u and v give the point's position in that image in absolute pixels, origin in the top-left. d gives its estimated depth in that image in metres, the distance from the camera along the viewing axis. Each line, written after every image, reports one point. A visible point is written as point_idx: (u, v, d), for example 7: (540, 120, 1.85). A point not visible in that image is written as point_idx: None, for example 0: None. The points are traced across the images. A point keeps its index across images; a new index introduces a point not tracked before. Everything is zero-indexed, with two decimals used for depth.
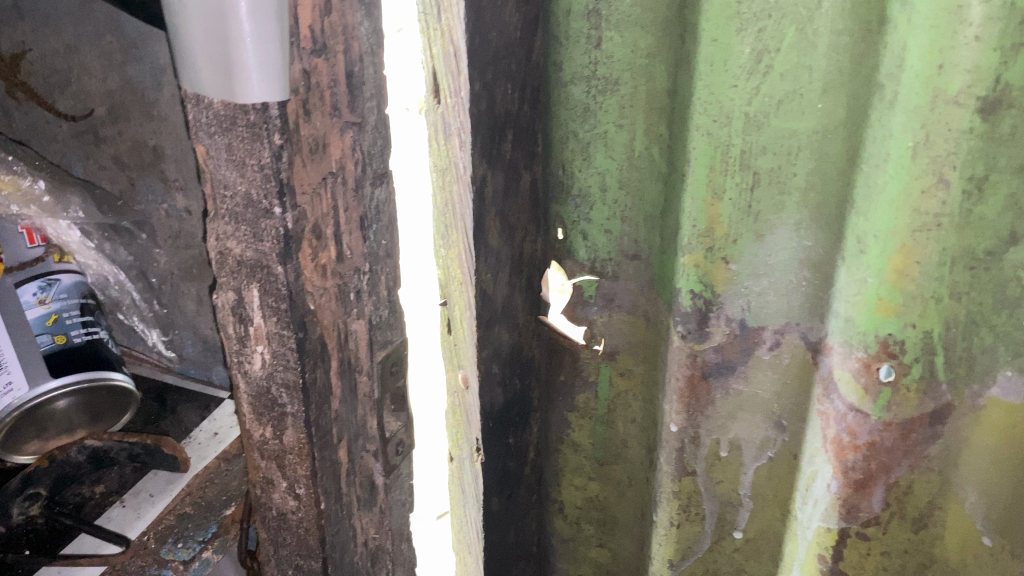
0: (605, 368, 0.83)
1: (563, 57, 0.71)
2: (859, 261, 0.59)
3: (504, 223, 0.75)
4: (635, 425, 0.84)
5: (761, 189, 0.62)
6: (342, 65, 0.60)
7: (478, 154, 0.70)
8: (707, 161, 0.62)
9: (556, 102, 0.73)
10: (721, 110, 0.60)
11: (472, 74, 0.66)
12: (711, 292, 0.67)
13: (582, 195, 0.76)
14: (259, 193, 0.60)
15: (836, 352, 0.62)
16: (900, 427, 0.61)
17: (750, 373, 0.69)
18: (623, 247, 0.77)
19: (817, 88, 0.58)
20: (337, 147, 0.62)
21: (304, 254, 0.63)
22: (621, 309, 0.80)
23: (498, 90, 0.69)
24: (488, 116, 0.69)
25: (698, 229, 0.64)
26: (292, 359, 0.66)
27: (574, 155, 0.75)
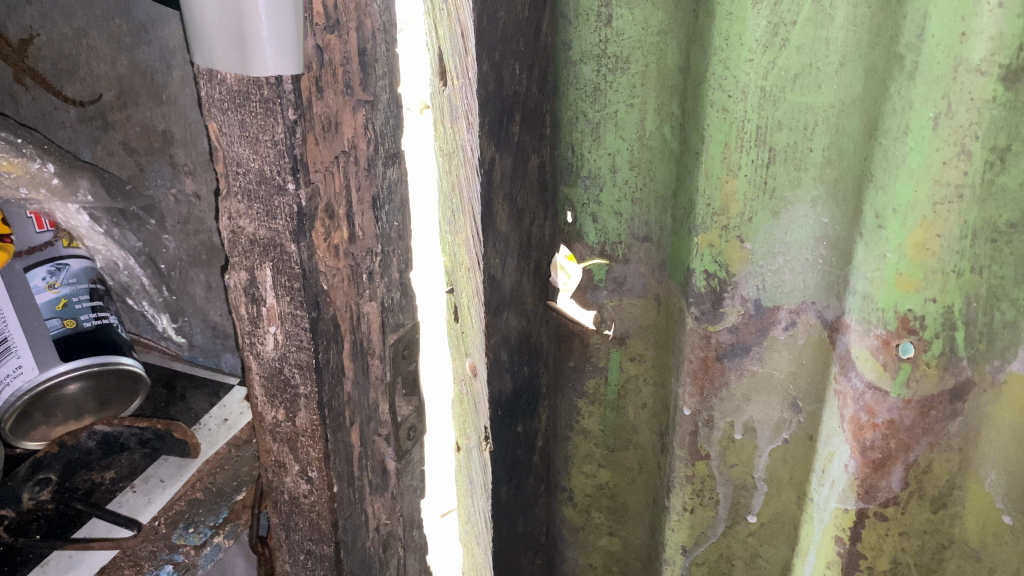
0: (615, 353, 0.82)
1: (573, 36, 0.71)
2: (879, 236, 0.58)
3: (512, 208, 0.75)
4: (646, 411, 0.83)
5: (778, 166, 0.62)
6: (355, 43, 0.59)
7: (486, 136, 0.69)
8: (722, 138, 0.62)
9: (565, 82, 0.73)
10: (737, 85, 0.60)
11: (479, 54, 0.66)
12: (726, 271, 0.66)
13: (592, 176, 0.76)
14: (272, 170, 0.59)
15: (855, 330, 0.62)
16: (919, 405, 0.60)
17: (765, 354, 0.69)
18: (633, 229, 0.76)
19: (833, 61, 0.58)
20: (349, 125, 0.61)
21: (318, 230, 0.62)
22: (632, 292, 0.79)
23: (506, 70, 0.68)
24: (496, 96, 0.68)
25: (712, 207, 0.65)
26: (305, 338, 0.65)
27: (584, 135, 0.74)
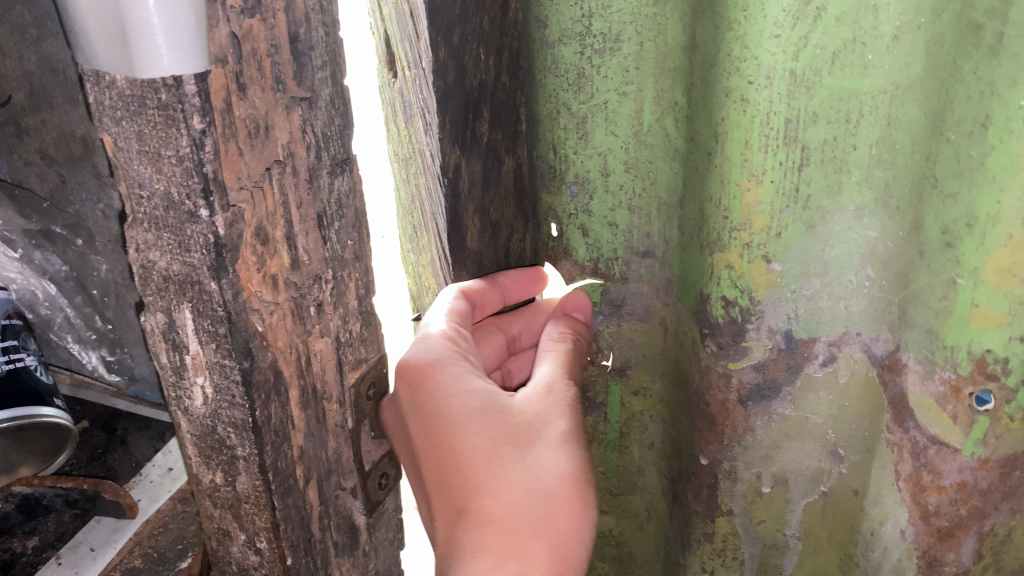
0: (615, 386, 0.70)
1: (549, 11, 0.57)
2: (946, 258, 0.46)
3: (486, 220, 0.62)
4: (653, 450, 0.72)
5: (813, 168, 0.49)
6: (284, 26, 0.44)
7: (449, 140, 0.55)
8: (741, 137, 0.49)
9: (540, 68, 0.60)
10: (761, 69, 0.47)
11: (434, 39, 0.52)
12: (750, 298, 0.54)
13: (580, 181, 0.63)
14: (179, 192, 0.43)
15: (913, 371, 0.50)
16: (999, 465, 0.48)
17: (798, 395, 0.57)
18: (633, 242, 0.64)
19: (885, 35, 0.45)
20: (283, 129, 0.46)
21: (245, 254, 0.46)
22: (633, 316, 0.67)
23: (469, 57, 0.55)
24: (459, 89, 0.55)
25: (732, 219, 0.52)
26: (238, 395, 0.50)
27: (568, 133, 0.61)
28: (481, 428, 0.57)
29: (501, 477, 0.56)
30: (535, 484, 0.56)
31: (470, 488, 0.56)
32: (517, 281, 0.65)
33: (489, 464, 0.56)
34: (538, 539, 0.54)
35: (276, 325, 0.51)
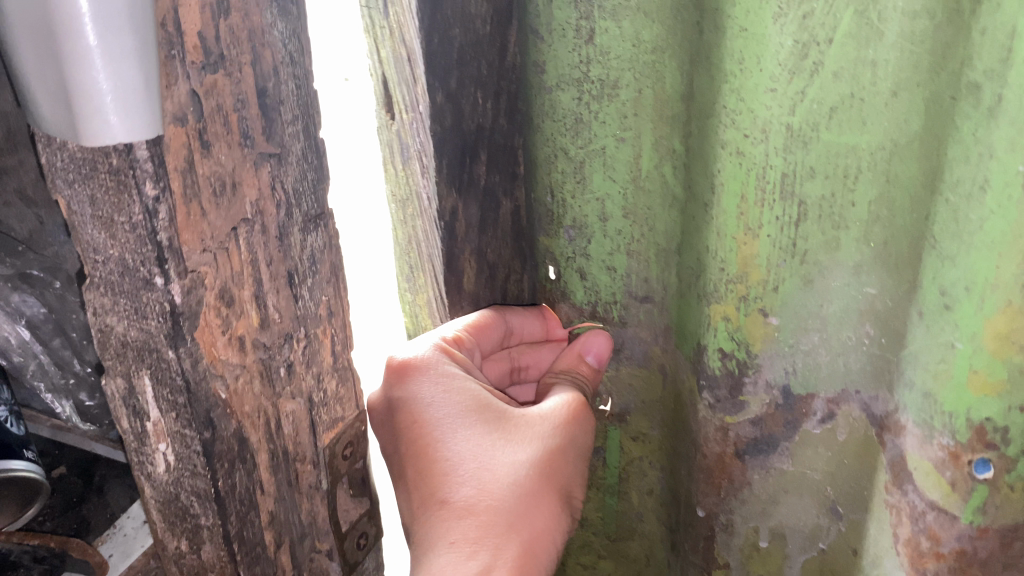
0: (614, 431, 0.69)
1: (548, 56, 0.57)
2: (944, 320, 0.45)
3: (482, 263, 0.61)
4: (653, 497, 0.70)
5: (810, 224, 0.49)
6: (250, 79, 0.41)
7: (445, 183, 0.54)
8: (736, 190, 0.48)
9: (539, 113, 0.59)
10: (756, 123, 0.46)
11: (432, 83, 0.51)
12: (746, 351, 0.53)
13: (577, 226, 0.62)
14: (133, 258, 0.40)
15: (911, 434, 0.49)
16: (999, 534, 0.47)
17: (795, 450, 0.56)
18: (632, 286, 0.63)
19: (883, 91, 0.44)
20: (252, 185, 0.43)
21: (206, 318, 0.43)
22: (632, 361, 0.66)
23: (466, 100, 0.54)
24: (455, 133, 0.54)
25: (727, 273, 0.51)
26: (200, 465, 0.47)
27: (566, 177, 0.61)
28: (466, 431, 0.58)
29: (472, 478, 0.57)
30: (506, 487, 0.56)
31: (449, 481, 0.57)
32: (527, 321, 0.65)
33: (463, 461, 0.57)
34: (510, 536, 0.55)
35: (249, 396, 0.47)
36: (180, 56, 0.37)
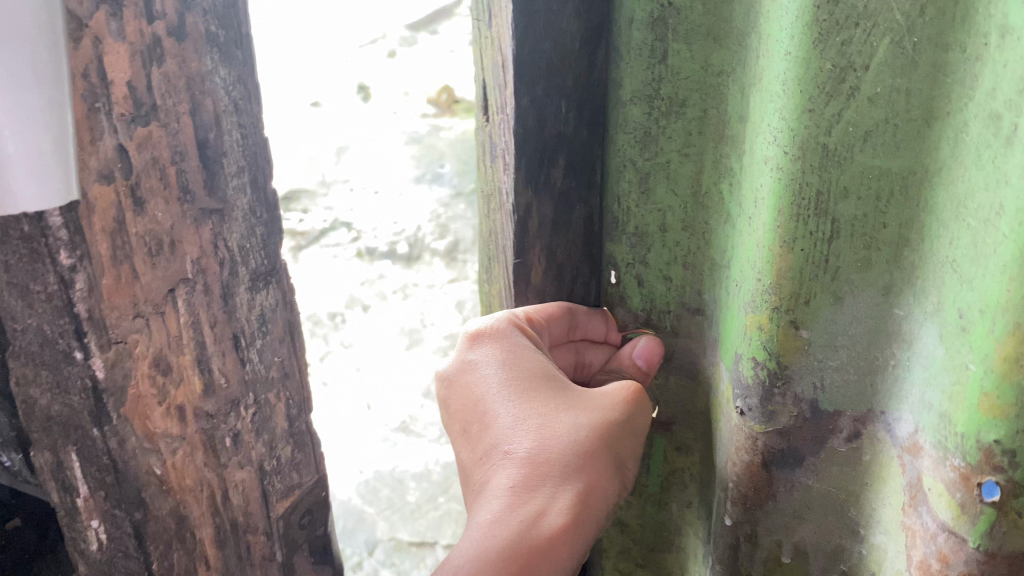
0: (659, 439, 0.72)
1: (622, 74, 0.61)
2: (960, 341, 0.46)
3: (552, 260, 0.70)
4: (692, 511, 0.72)
5: (842, 242, 0.51)
6: (190, 136, 0.58)
7: (522, 179, 0.66)
8: (778, 204, 0.51)
9: (614, 125, 0.63)
10: (795, 139, 0.49)
11: (518, 89, 0.62)
12: (776, 362, 0.55)
13: (638, 234, 0.65)
14: (55, 334, 0.56)
15: (928, 456, 0.50)
16: (1007, 560, 0.47)
17: (821, 465, 0.58)
18: (683, 296, 0.67)
19: (916, 118, 0.47)
20: (193, 245, 0.60)
21: (138, 378, 0.60)
22: (680, 369, 0.69)
23: (550, 111, 0.64)
24: (535, 139, 0.64)
25: (764, 283, 0.53)
26: (126, 499, 0.63)
27: (631, 186, 0.64)
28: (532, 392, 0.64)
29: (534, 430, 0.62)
30: (564, 440, 0.61)
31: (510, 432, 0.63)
32: (589, 321, 0.70)
33: (528, 418, 0.63)
34: (562, 481, 0.60)
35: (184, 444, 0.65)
36: (105, 108, 0.53)
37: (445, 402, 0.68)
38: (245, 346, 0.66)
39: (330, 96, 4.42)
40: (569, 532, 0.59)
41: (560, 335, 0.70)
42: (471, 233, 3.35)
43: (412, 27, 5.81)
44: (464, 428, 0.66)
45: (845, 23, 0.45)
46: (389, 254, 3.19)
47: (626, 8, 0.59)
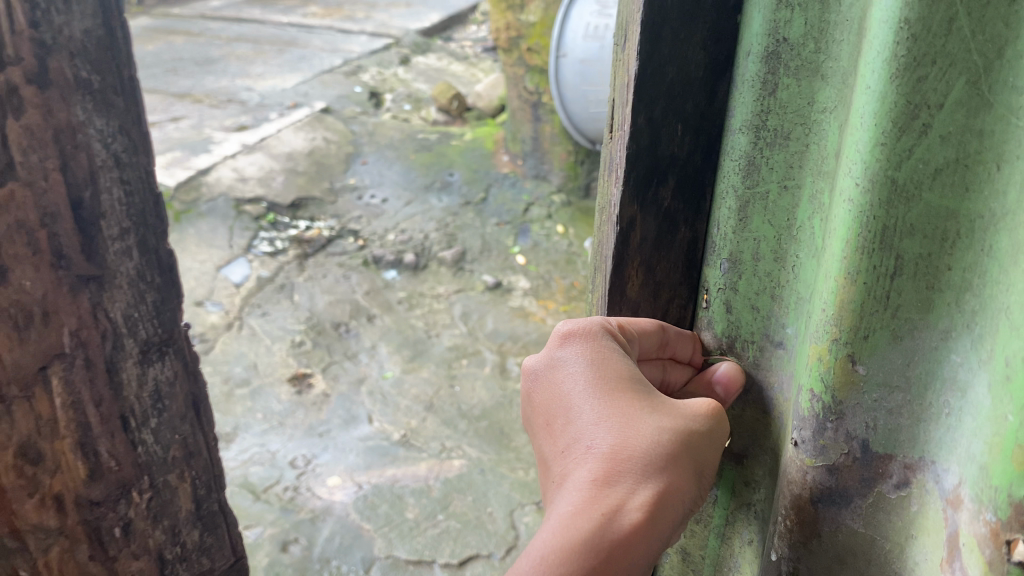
0: (730, 471, 0.74)
1: (736, 102, 0.63)
2: (1003, 389, 0.45)
3: (649, 276, 0.74)
4: (751, 552, 0.73)
5: (906, 280, 0.50)
6: (61, 220, 0.80)
7: (629, 194, 0.69)
8: (845, 236, 0.51)
9: (723, 149, 0.66)
10: (865, 171, 0.48)
11: (636, 106, 0.65)
12: (833, 396, 0.54)
13: (732, 261, 0.68)
14: None
15: (966, 509, 0.48)
16: None
17: (865, 509, 0.56)
18: (770, 329, 0.68)
19: (990, 162, 0.45)
20: (62, 310, 0.83)
21: (20, 424, 0.82)
22: (761, 405, 0.70)
23: (666, 132, 0.67)
24: (648, 155, 0.67)
25: (828, 313, 0.53)
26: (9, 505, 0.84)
27: (729, 213, 0.66)
28: (615, 391, 0.65)
29: (615, 427, 0.62)
30: (643, 441, 0.61)
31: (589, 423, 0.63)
32: (681, 340, 0.73)
33: (614, 417, 0.63)
34: (637, 478, 0.59)
35: (60, 469, 0.87)
36: None
37: (529, 393, 0.69)
38: (133, 424, 0.95)
39: (340, 104, 4.42)
40: (643, 536, 0.58)
41: (654, 348, 0.72)
42: (479, 242, 3.36)
43: (421, 37, 5.95)
44: (546, 424, 0.67)
45: (920, 60, 0.45)
46: (396, 264, 3.19)
47: (745, 39, 0.61)
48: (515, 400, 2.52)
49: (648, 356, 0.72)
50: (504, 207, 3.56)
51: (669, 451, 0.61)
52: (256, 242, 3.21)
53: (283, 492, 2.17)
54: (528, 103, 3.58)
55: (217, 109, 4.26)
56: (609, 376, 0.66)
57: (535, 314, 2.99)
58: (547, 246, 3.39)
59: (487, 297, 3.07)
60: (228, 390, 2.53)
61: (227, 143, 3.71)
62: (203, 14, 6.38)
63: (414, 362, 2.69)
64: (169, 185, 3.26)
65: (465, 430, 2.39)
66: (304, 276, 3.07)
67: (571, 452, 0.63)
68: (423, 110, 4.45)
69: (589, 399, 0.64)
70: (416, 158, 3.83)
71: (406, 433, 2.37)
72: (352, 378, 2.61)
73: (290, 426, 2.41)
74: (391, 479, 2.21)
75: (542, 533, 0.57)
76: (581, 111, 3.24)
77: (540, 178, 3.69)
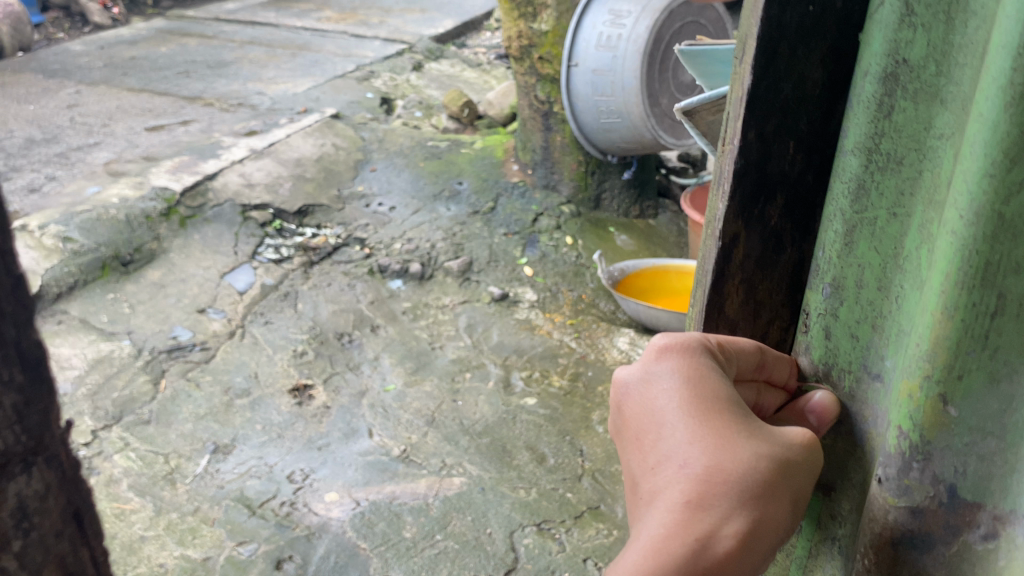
0: (818, 503, 0.75)
1: (851, 126, 0.66)
2: None
3: (750, 288, 0.85)
4: None
5: (1006, 319, 0.51)
6: None
7: (735, 206, 0.80)
8: (944, 269, 0.52)
9: (838, 173, 0.69)
10: (969, 206, 0.50)
11: (748, 121, 0.75)
12: (921, 436, 0.57)
13: (835, 285, 0.71)
14: None
15: None
16: None
17: (950, 558, 0.59)
18: (869, 359, 0.69)
19: None
20: None
21: None
22: (853, 436, 0.71)
23: (776, 150, 0.77)
24: (756, 171, 0.78)
25: (922, 349, 0.55)
26: None
27: (836, 236, 0.70)
28: (710, 411, 0.65)
29: (709, 445, 0.62)
30: (737, 463, 0.61)
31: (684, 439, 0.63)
32: (778, 362, 0.77)
33: (709, 437, 0.63)
34: (729, 500, 0.60)
35: None
36: None
37: (620, 407, 0.69)
38: None
39: (350, 110, 4.37)
40: (732, 560, 0.59)
41: (751, 371, 0.76)
42: (486, 251, 3.31)
43: (434, 42, 5.91)
44: (634, 437, 0.67)
45: None
46: (402, 274, 3.14)
47: (865, 63, 0.64)
48: (519, 416, 2.46)
49: (745, 379, 0.75)
50: (512, 217, 3.52)
51: (761, 476, 0.61)
52: (261, 249, 3.17)
53: (280, 507, 2.11)
54: (538, 112, 3.52)
55: (227, 113, 4.22)
56: (701, 398, 0.66)
57: (542, 327, 2.94)
58: (555, 257, 3.35)
59: (493, 308, 3.02)
60: (227, 401, 2.48)
61: (235, 148, 3.66)
62: (217, 17, 6.35)
63: (417, 375, 2.64)
64: (175, 190, 3.21)
65: (467, 446, 2.33)
66: (309, 284, 3.03)
67: (664, 466, 0.63)
68: (435, 118, 4.41)
69: (682, 417, 0.65)
70: (426, 166, 3.77)
71: (406, 449, 2.32)
72: (353, 390, 2.56)
73: (289, 439, 2.36)
74: (388, 496, 2.15)
75: (633, 548, 0.58)
76: (591, 121, 3.20)
77: (549, 188, 3.64)
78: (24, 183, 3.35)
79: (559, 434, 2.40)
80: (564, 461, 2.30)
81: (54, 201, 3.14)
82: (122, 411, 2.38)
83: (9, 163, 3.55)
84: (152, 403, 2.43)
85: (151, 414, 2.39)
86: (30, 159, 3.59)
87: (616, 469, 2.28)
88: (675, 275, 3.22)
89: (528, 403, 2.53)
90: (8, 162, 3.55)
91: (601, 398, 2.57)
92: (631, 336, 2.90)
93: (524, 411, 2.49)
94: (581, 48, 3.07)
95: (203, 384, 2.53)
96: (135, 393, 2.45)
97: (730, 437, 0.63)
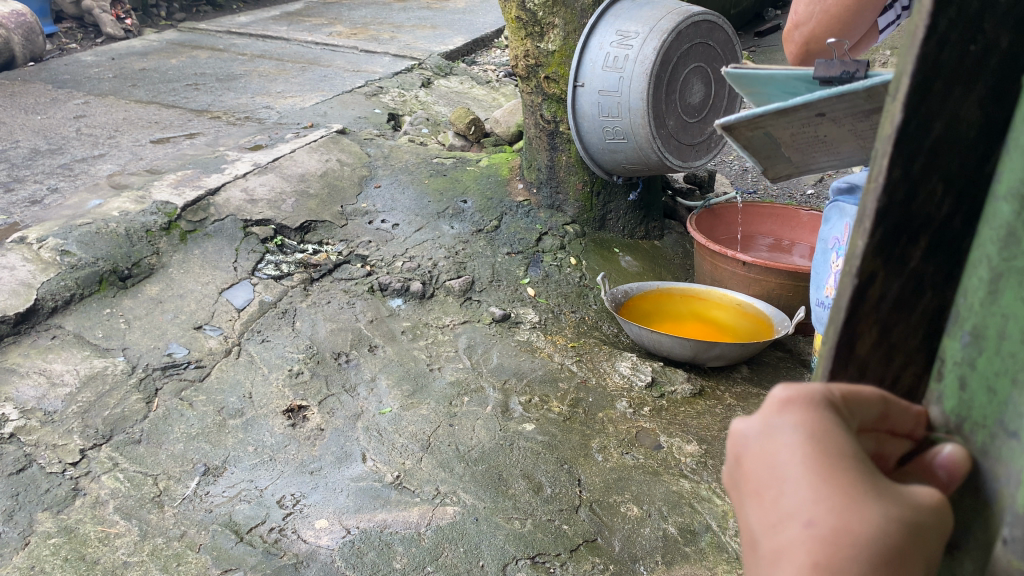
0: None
1: (1009, 166, 0.58)
2: None
3: (884, 336, 0.67)
4: None
5: None
6: None
7: (874, 242, 0.62)
8: None
9: (984, 220, 0.60)
10: None
11: (892, 155, 0.60)
12: None
13: (975, 334, 0.60)
14: None
15: None
16: None
17: None
18: (1004, 420, 0.56)
19: None
20: None
21: None
22: (981, 499, 0.58)
23: (924, 187, 0.62)
24: (899, 208, 0.62)
25: None
26: None
27: (980, 286, 0.59)
28: (838, 464, 0.52)
29: (840, 511, 0.50)
30: (870, 532, 0.49)
31: (802, 504, 0.51)
32: (903, 413, 0.61)
33: (835, 500, 0.50)
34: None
35: None
36: None
37: (736, 454, 0.56)
38: None
39: (357, 125, 4.35)
40: None
41: (872, 423, 0.59)
42: (489, 271, 3.27)
43: (444, 58, 5.91)
44: (754, 490, 0.55)
45: None
46: (402, 293, 3.09)
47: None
48: (516, 443, 2.40)
49: (867, 432, 0.59)
50: (516, 236, 3.47)
51: (897, 547, 0.49)
52: (261, 265, 3.14)
53: (268, 533, 2.06)
54: (544, 131, 3.48)
55: (234, 127, 4.21)
56: (826, 447, 0.53)
57: (543, 350, 2.88)
58: (558, 278, 3.30)
59: (494, 329, 2.97)
60: (220, 421, 2.43)
61: (239, 162, 3.64)
62: (229, 30, 6.37)
63: (413, 397, 2.58)
64: (178, 204, 3.19)
65: (462, 473, 2.28)
66: (308, 302, 2.98)
67: (781, 533, 0.51)
68: (441, 135, 4.38)
69: (807, 471, 0.52)
70: (430, 183, 3.74)
71: (399, 475, 2.27)
72: (348, 413, 2.51)
73: (281, 462, 2.31)
74: (379, 523, 2.10)
75: None
76: (597, 142, 3.15)
77: (554, 208, 3.60)
78: (26, 194, 3.33)
79: (557, 462, 2.34)
80: (561, 491, 2.24)
81: (55, 214, 3.12)
82: (113, 429, 2.34)
83: (13, 173, 3.54)
84: (143, 422, 2.39)
85: (141, 433, 2.35)
86: (34, 170, 3.57)
87: (614, 500, 2.22)
88: (679, 296, 3.17)
89: (526, 428, 2.47)
90: (12, 172, 3.54)
91: (601, 426, 2.52)
92: (634, 361, 2.83)
93: (522, 437, 2.43)
94: (587, 68, 3.03)
95: (196, 403, 2.48)
96: (127, 411, 2.41)
97: (860, 497, 0.50)
